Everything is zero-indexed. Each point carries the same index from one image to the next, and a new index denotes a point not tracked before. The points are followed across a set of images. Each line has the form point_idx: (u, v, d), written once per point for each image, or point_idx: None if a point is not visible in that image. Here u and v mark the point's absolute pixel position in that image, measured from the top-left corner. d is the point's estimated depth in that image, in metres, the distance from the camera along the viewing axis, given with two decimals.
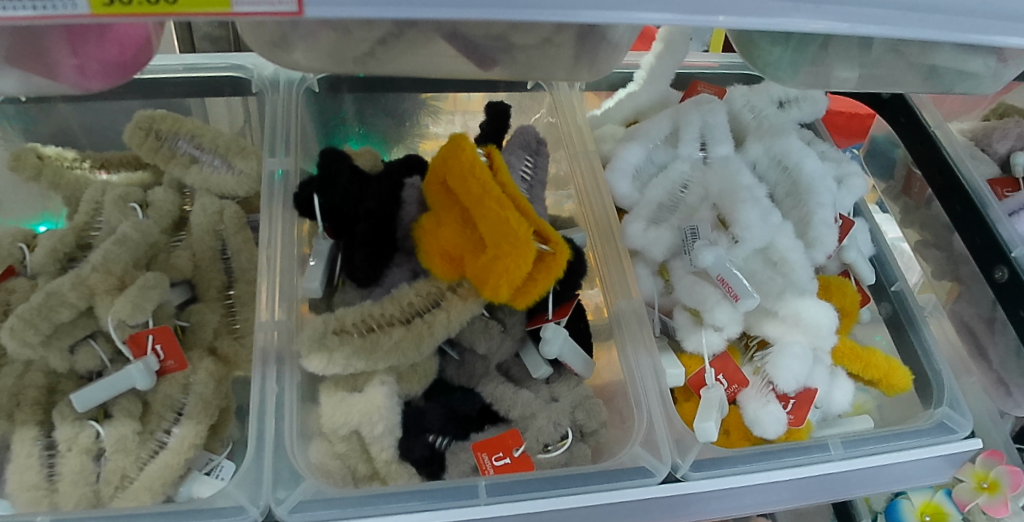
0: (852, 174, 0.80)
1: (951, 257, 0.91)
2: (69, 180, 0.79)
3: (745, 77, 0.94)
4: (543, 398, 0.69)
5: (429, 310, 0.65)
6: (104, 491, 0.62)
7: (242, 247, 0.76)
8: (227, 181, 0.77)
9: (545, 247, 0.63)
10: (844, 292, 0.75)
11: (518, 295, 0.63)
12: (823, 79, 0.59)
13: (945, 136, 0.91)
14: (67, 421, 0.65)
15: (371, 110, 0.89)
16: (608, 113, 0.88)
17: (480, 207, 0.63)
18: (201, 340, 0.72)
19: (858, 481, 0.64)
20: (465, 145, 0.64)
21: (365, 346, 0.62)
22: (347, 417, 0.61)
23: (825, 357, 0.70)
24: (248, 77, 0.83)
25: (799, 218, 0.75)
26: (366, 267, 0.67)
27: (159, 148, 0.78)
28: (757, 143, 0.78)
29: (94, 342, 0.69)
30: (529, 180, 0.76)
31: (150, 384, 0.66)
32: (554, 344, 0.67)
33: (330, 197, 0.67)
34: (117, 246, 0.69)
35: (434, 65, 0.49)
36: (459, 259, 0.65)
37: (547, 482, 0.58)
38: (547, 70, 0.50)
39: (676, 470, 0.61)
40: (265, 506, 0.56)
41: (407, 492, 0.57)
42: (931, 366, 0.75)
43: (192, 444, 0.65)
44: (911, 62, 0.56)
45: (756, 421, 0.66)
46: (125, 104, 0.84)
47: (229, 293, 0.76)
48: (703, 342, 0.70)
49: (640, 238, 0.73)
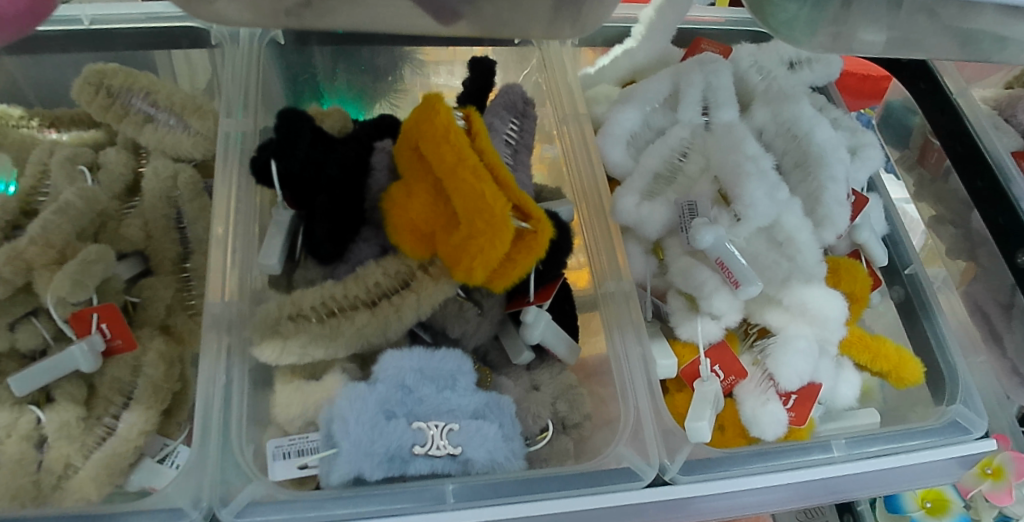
0: (867, 145, 0.73)
1: (968, 235, 0.84)
2: (14, 140, 0.72)
3: (753, 35, 0.86)
4: (523, 387, 0.63)
5: (397, 291, 0.59)
6: (46, 482, 0.58)
7: (198, 216, 0.69)
8: (183, 142, 0.71)
9: (524, 225, 0.57)
10: (855, 275, 0.69)
11: (495, 277, 0.57)
12: (841, 43, 0.50)
13: (968, 103, 0.83)
14: (4, 405, 0.60)
15: (345, 65, 0.82)
16: (603, 71, 0.81)
17: (454, 178, 0.56)
18: (152, 318, 0.66)
19: (864, 484, 0.59)
20: (439, 107, 0.57)
21: (325, 332, 0.56)
22: (303, 409, 0.55)
23: (831, 349, 0.63)
24: (207, 28, 0.76)
25: (809, 193, 0.68)
26: (329, 243, 0.61)
27: (110, 106, 0.71)
28: (764, 109, 0.72)
29: (36, 319, 0.63)
30: (513, 144, 0.70)
31: (95, 366, 0.61)
32: (536, 328, 0.62)
33: (289, 163, 0.60)
34: (57, 216, 0.63)
35: (387, 19, 0.42)
36: (431, 235, 0.59)
37: (522, 485, 0.53)
38: (522, 27, 0.42)
39: (664, 473, 0.56)
40: (208, 508, 0.51)
41: (366, 496, 0.51)
42: (945, 357, 0.70)
43: (142, 432, 0.60)
44: (945, 25, 0.49)
45: (754, 421, 0.60)
46: (73, 57, 0.76)
47: (185, 266, 0.70)
48: (699, 330, 0.63)
49: (632, 213, 0.65)
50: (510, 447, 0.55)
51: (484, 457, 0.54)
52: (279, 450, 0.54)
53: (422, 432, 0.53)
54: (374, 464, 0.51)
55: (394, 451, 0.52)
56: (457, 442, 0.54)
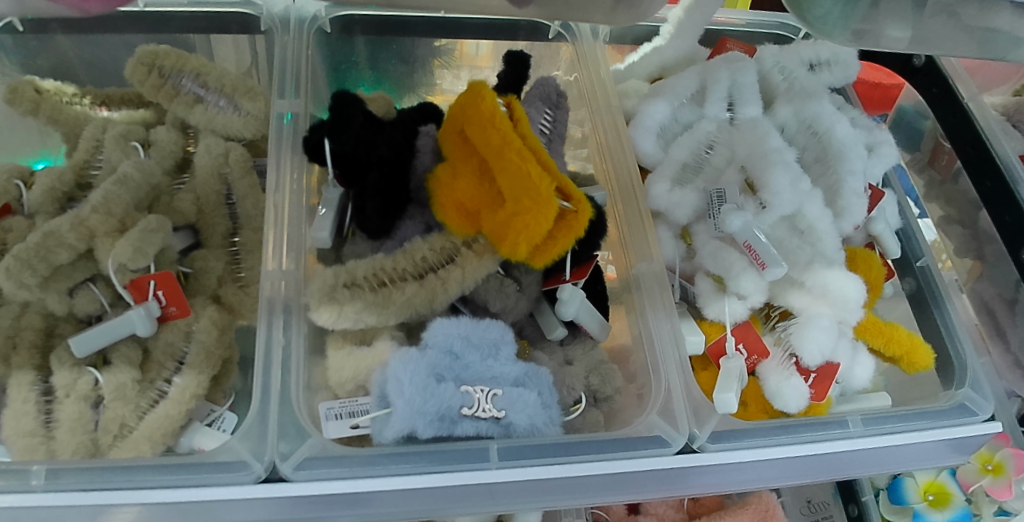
0: (884, 143, 0.77)
1: (976, 235, 0.89)
2: (69, 116, 0.74)
3: (775, 37, 0.90)
4: (557, 360, 0.67)
5: (443, 265, 0.63)
6: (103, 440, 0.60)
7: (248, 193, 0.72)
8: (234, 122, 0.74)
9: (566, 205, 0.60)
10: (870, 265, 0.73)
11: (536, 253, 0.61)
12: (871, 40, 0.53)
13: (979, 108, 0.87)
14: (65, 366, 0.63)
15: (384, 55, 0.86)
16: (632, 67, 0.84)
17: (499, 159, 0.59)
18: (205, 288, 0.69)
19: (876, 461, 0.63)
20: (485, 93, 0.61)
21: (377, 301, 0.60)
22: (355, 372, 0.59)
23: (849, 331, 0.68)
24: (258, 14, 0.79)
25: (829, 186, 0.72)
26: (378, 218, 0.65)
27: (162, 86, 0.74)
28: (787, 106, 0.75)
29: (95, 285, 0.67)
30: (548, 133, 0.73)
31: (151, 331, 0.63)
32: (570, 306, 0.65)
33: (340, 143, 0.65)
34: (118, 187, 0.66)
35: (463, 1, 0.46)
36: (476, 213, 0.62)
37: (560, 448, 0.57)
38: (583, 13, 0.46)
39: (693, 441, 0.60)
40: (269, 461, 0.54)
41: (418, 453, 0.55)
42: (954, 345, 0.73)
43: (194, 395, 0.62)
44: (969, 26, 0.52)
45: (777, 394, 0.64)
46: (127, 38, 0.80)
47: (234, 240, 0.73)
48: (725, 310, 0.68)
49: (664, 199, 0.70)
50: (548, 414, 0.59)
51: (525, 422, 0.57)
52: (332, 411, 0.58)
53: (469, 395, 0.57)
54: (426, 422, 0.55)
55: (445, 412, 0.56)
56: (500, 406, 0.57)
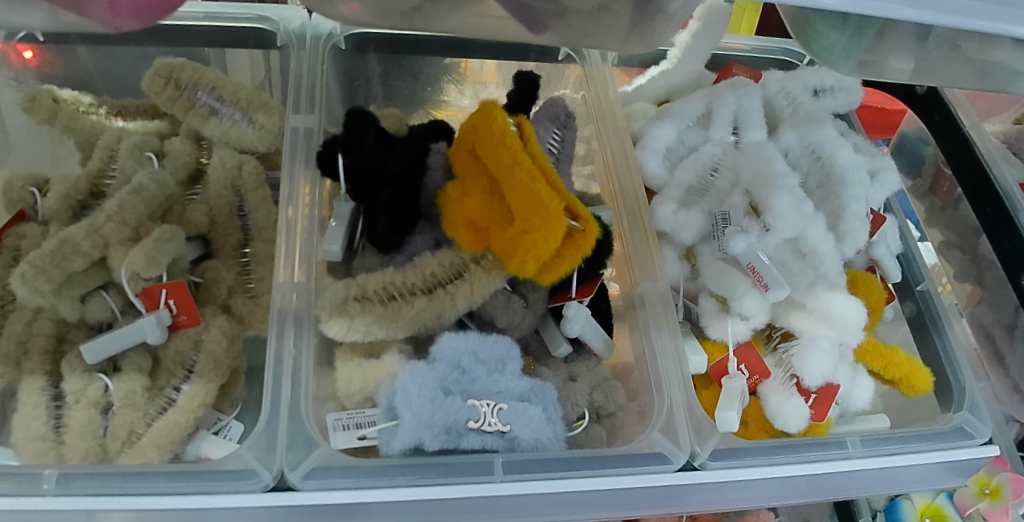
0: (886, 169, 0.78)
1: (976, 260, 0.90)
2: (85, 125, 0.75)
3: (778, 62, 0.92)
4: (561, 376, 0.68)
5: (451, 280, 0.64)
6: (111, 446, 0.61)
7: (260, 205, 0.74)
8: (248, 135, 0.75)
9: (574, 224, 0.61)
10: (871, 289, 0.75)
11: (544, 271, 0.62)
12: (874, 70, 0.55)
13: (980, 136, 0.88)
14: (75, 372, 0.63)
15: (397, 72, 0.88)
16: (640, 90, 0.86)
17: (510, 178, 0.61)
18: (215, 297, 0.70)
19: (871, 481, 0.64)
20: (496, 113, 0.62)
21: (387, 314, 0.61)
22: (363, 383, 0.61)
23: (849, 354, 0.69)
24: (273, 30, 0.81)
25: (831, 210, 0.73)
26: (389, 233, 0.66)
27: (178, 98, 0.76)
28: (791, 131, 0.76)
29: (107, 293, 0.68)
30: (556, 153, 0.74)
31: (161, 339, 0.64)
32: (576, 322, 0.66)
33: (355, 158, 0.65)
34: (132, 196, 0.67)
35: (482, 27, 0.47)
36: (485, 230, 0.63)
37: (564, 463, 0.57)
38: (598, 40, 0.47)
39: (694, 459, 0.61)
40: (278, 470, 0.55)
41: (423, 465, 0.56)
42: (954, 370, 0.74)
43: (202, 403, 0.63)
44: (969, 59, 0.53)
45: (778, 413, 0.65)
46: (145, 50, 0.81)
47: (245, 251, 0.74)
48: (728, 330, 0.69)
49: (670, 220, 0.71)
50: (553, 430, 0.60)
51: (530, 437, 0.58)
52: (339, 422, 0.58)
53: (476, 409, 0.58)
54: (434, 435, 0.56)
55: (452, 424, 0.57)
56: (506, 420, 0.58)
